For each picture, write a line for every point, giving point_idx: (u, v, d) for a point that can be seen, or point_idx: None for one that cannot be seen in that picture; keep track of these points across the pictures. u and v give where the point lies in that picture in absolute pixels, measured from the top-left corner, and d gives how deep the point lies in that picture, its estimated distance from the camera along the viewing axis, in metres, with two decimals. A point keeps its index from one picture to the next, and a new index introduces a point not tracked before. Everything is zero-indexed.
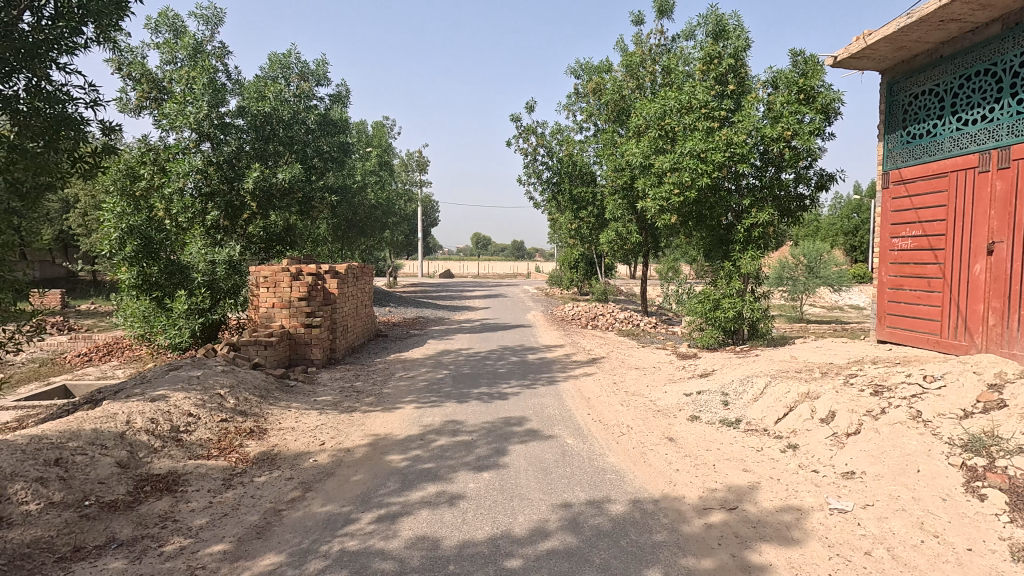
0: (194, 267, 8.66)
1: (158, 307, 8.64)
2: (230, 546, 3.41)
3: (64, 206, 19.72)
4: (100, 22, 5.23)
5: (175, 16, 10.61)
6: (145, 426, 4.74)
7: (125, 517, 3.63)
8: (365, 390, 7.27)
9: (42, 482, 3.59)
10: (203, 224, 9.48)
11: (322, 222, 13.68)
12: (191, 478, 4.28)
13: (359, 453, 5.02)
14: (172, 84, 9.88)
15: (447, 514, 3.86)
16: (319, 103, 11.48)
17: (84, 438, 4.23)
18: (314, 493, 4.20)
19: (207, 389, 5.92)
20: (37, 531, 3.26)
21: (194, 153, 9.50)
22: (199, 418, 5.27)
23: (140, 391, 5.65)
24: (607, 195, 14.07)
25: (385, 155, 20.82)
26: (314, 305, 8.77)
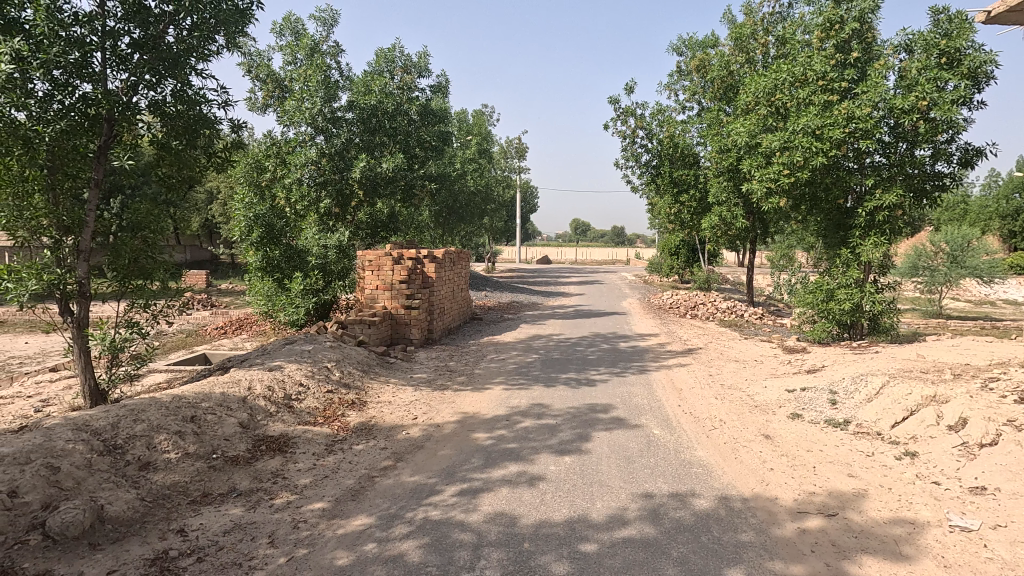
0: (309, 251, 9.54)
1: (279, 288, 9.59)
2: (328, 505, 3.76)
3: (208, 197, 22.31)
4: (228, 29, 5.79)
5: (297, 19, 11.53)
6: (263, 392, 5.31)
7: (245, 471, 4.12)
8: (457, 370, 7.57)
9: (180, 435, 4.17)
10: (318, 211, 10.32)
11: (423, 209, 14.32)
12: (300, 441, 4.74)
13: (447, 428, 5.27)
14: (292, 83, 10.78)
15: (526, 494, 3.95)
16: (421, 94, 11.95)
17: (214, 400, 4.84)
18: (404, 463, 4.48)
19: (316, 361, 6.49)
20: (175, 476, 3.81)
21: (310, 145, 10.32)
22: (309, 388, 5.81)
23: (261, 361, 6.35)
24: (710, 178, 13.32)
25: (484, 142, 21.23)
26: (413, 288, 9.19)
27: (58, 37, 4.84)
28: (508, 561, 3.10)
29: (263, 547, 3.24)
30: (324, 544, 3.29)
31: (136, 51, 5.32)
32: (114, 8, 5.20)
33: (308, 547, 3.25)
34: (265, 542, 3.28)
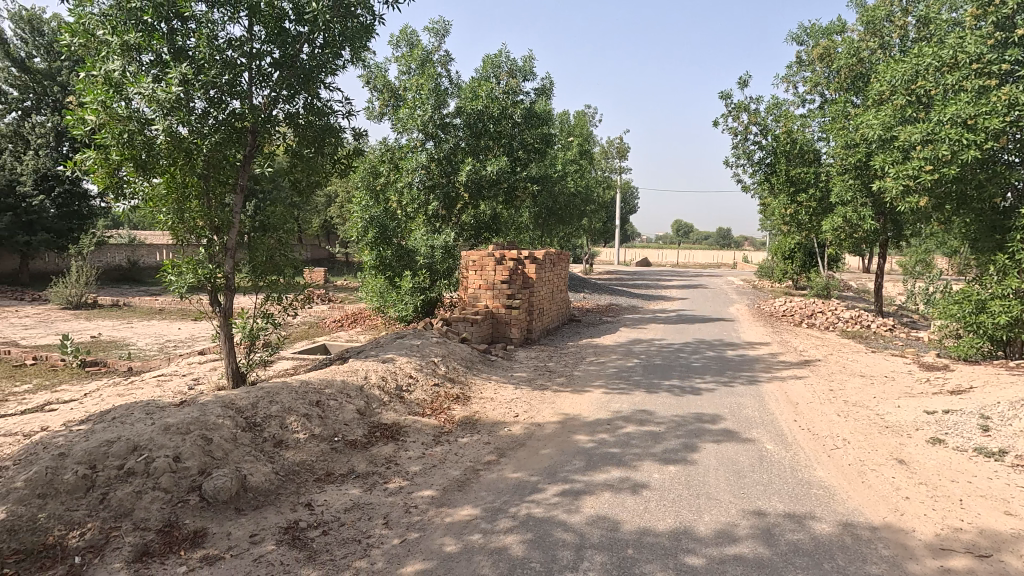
0: (418, 251, 10.08)
1: (390, 285, 10.21)
2: (437, 493, 3.95)
3: (327, 200, 24.21)
4: (353, 45, 6.26)
5: (411, 32, 12.19)
6: (377, 382, 5.69)
7: (362, 455, 4.44)
8: (557, 371, 7.61)
9: (308, 417, 4.58)
10: (426, 213, 10.85)
11: (524, 211, 14.53)
12: (410, 431, 5.01)
13: (548, 428, 5.32)
14: (405, 92, 11.42)
15: (630, 500, 3.88)
16: (525, 97, 12.15)
17: (336, 387, 5.27)
18: (506, 459, 4.59)
19: (425, 356, 6.83)
20: (303, 455, 4.20)
21: (420, 150, 10.86)
22: (417, 380, 6.13)
23: (375, 353, 6.80)
24: (833, 175, 12.25)
25: (585, 143, 21.08)
26: (514, 288, 9.37)
27: (215, 61, 5.49)
28: (611, 566, 3.07)
29: (379, 527, 3.47)
30: (433, 529, 3.47)
31: (276, 70, 5.91)
32: (260, 32, 5.80)
33: (419, 532, 3.44)
34: (380, 522, 3.52)
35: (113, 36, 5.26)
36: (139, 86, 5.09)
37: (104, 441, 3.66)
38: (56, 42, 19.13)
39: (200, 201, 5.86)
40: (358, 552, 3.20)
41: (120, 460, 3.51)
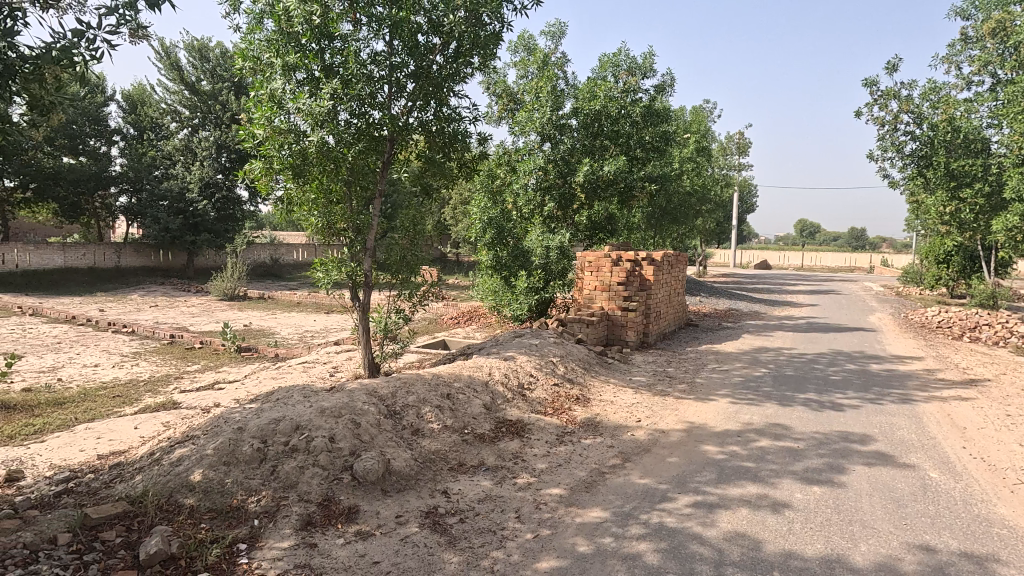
0: (533, 252, 10.20)
1: (506, 285, 10.45)
2: (565, 492, 3.98)
3: (443, 202, 25.35)
4: (482, 53, 6.50)
5: (530, 36, 12.39)
6: (501, 378, 5.86)
7: (491, 449, 4.60)
8: (677, 377, 7.34)
9: (440, 409, 4.83)
10: (541, 214, 10.97)
11: (639, 211, 14.18)
12: (534, 428, 5.11)
13: (674, 436, 5.15)
14: (523, 95, 11.64)
15: (770, 518, 3.65)
16: (644, 95, 11.85)
17: (463, 381, 5.50)
18: (632, 464, 4.51)
19: (544, 355, 6.90)
20: (437, 444, 4.43)
21: (537, 152, 10.99)
22: (538, 379, 6.22)
23: (496, 350, 7.00)
24: (1008, 167, 10.61)
25: (703, 139, 20.13)
26: (631, 290, 9.20)
27: (361, 75, 5.93)
28: None
29: (511, 520, 3.57)
30: (565, 528, 3.50)
31: (412, 80, 6.27)
32: (399, 46, 6.18)
33: (551, 529, 3.49)
34: (513, 516, 3.62)
35: (277, 58, 5.86)
36: (298, 103, 5.66)
37: (272, 419, 4.11)
38: (219, 67, 21.86)
39: (341, 208, 6.28)
40: (494, 542, 3.31)
41: (285, 437, 3.93)
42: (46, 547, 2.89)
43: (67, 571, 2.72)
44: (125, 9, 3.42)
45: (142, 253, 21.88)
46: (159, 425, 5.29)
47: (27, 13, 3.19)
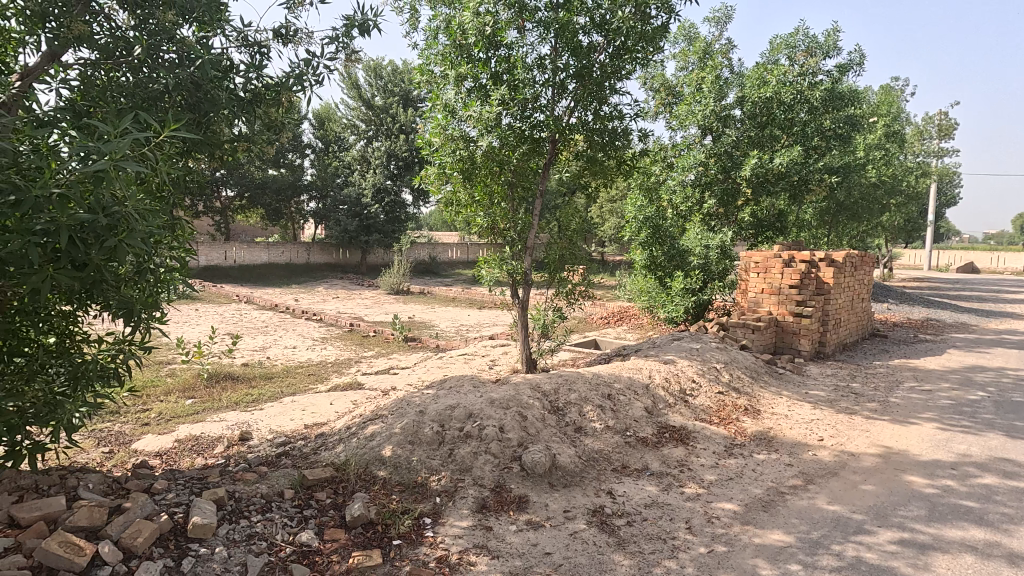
0: (691, 252, 9.80)
1: (660, 285, 10.11)
2: (739, 509, 3.72)
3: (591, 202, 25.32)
4: (646, 47, 6.33)
5: (691, 25, 11.84)
6: (661, 382, 5.67)
7: (654, 454, 4.47)
8: (865, 394, 6.48)
9: (602, 409, 4.81)
10: (701, 212, 10.36)
11: (813, 206, 12.79)
12: (699, 437, 4.86)
13: (866, 461, 4.54)
14: (683, 88, 11.16)
15: (1006, 572, 3.04)
16: (824, 77, 10.72)
17: (624, 383, 5.41)
18: (817, 487, 4.07)
19: (706, 360, 6.52)
20: (600, 444, 4.41)
21: (697, 146, 10.39)
22: (701, 386, 5.90)
23: (654, 353, 6.78)
24: None
25: (893, 122, 17.56)
26: (805, 294, 8.32)
27: (527, 80, 6.04)
28: None
29: (682, 530, 3.43)
30: (743, 547, 3.26)
31: (575, 81, 6.29)
32: (563, 48, 6.22)
33: (727, 546, 3.28)
34: (684, 526, 3.47)
35: (451, 70, 6.23)
36: (470, 110, 5.98)
37: (448, 405, 4.43)
38: (390, 82, 24.12)
39: (501, 208, 6.47)
40: (665, 551, 3.21)
41: (460, 423, 4.21)
42: (276, 499, 3.33)
43: (293, 522, 3.11)
44: (344, 36, 3.93)
45: (326, 251, 25.06)
46: (348, 402, 6.00)
47: (271, 48, 3.79)
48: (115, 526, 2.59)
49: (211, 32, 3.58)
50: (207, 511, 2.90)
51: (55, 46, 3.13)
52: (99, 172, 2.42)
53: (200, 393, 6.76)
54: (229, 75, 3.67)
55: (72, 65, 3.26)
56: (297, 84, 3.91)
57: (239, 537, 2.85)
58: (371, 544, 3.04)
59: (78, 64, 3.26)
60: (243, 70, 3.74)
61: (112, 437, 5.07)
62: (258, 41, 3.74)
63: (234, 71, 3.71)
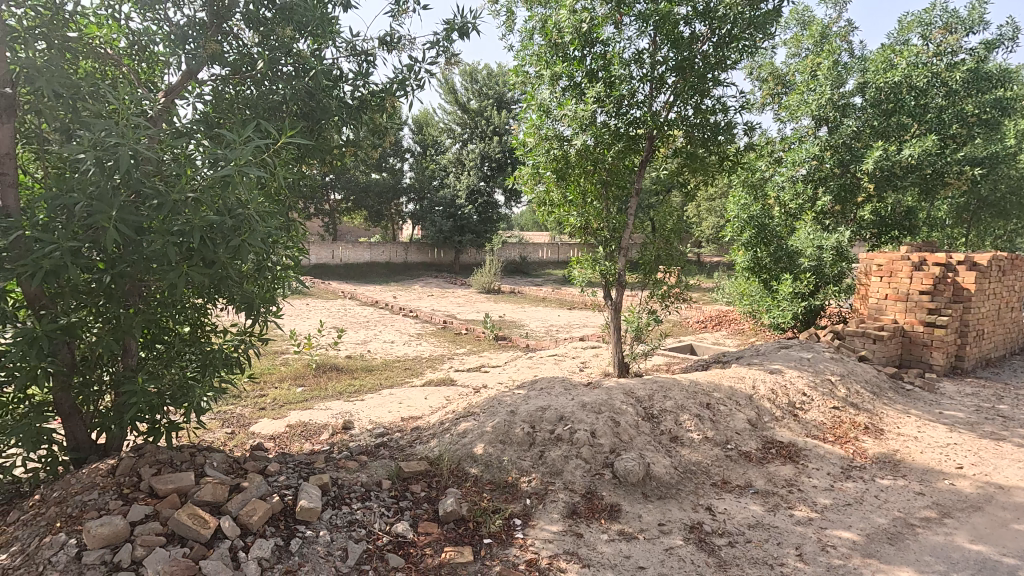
0: (802, 252, 8.93)
1: (765, 289, 9.48)
2: (860, 539, 3.34)
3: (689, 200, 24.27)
4: (756, 34, 5.91)
5: (805, 8, 10.99)
6: (767, 394, 5.26)
7: (759, 470, 4.16)
8: (1016, 418, 5.62)
9: (700, 418, 4.56)
10: (814, 210, 9.47)
11: (949, 202, 11.35)
12: (811, 455, 4.45)
13: (1019, 496, 3.92)
14: (795, 76, 10.35)
15: None
16: (966, 57, 9.48)
17: (724, 392, 5.09)
18: (955, 522, 3.57)
19: (819, 372, 5.98)
20: (699, 456, 4.17)
21: (810, 138, 9.58)
22: (813, 399, 5.41)
23: (759, 361, 6.33)
24: None
25: None
26: (939, 301, 7.40)
27: (623, 76, 5.82)
28: None
29: (792, 557, 3.14)
30: None
31: (675, 74, 5.94)
32: (662, 41, 5.94)
33: None
34: (794, 553, 3.18)
35: (546, 69, 6.18)
36: (565, 109, 5.91)
37: (539, 406, 4.40)
38: (485, 86, 24.55)
39: (595, 206, 6.24)
40: None
41: (551, 425, 4.16)
42: (375, 488, 3.46)
43: (390, 512, 3.22)
44: (444, 40, 4.02)
45: (423, 251, 26.11)
46: (442, 398, 6.17)
47: (377, 56, 3.96)
48: (234, 503, 2.82)
49: (323, 45, 3.80)
50: (313, 495, 3.07)
51: (193, 65, 3.46)
52: (226, 177, 2.66)
53: (308, 382, 7.28)
54: (338, 83, 3.88)
55: (207, 82, 3.60)
56: (400, 90, 4.05)
57: (341, 523, 3.00)
58: (463, 541, 3.07)
59: (212, 80, 3.59)
60: (351, 78, 3.95)
61: (234, 419, 5.58)
62: (366, 50, 3.92)
63: (344, 80, 3.92)
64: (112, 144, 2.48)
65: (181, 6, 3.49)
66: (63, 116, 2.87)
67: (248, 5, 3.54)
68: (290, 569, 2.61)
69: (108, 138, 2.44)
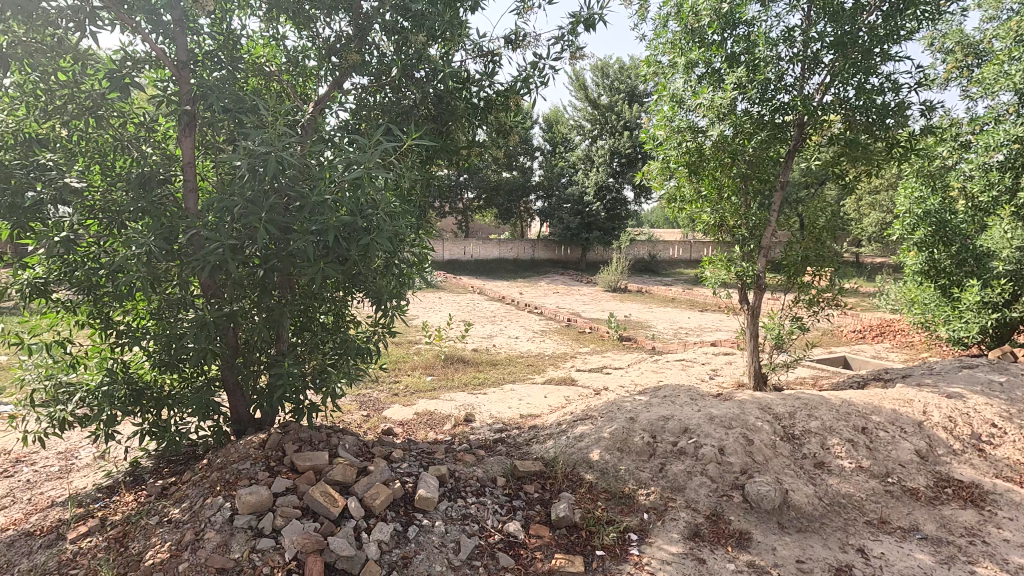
0: (996, 254, 7.41)
1: (944, 296, 8.10)
2: None
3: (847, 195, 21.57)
4: None
5: None
6: (942, 423, 4.44)
7: (928, 512, 3.52)
8: None
9: (853, 444, 3.98)
10: (1012, 203, 7.42)
11: None
12: (1001, 501, 3.66)
13: None
14: (993, 43, 8.65)
15: None
16: None
17: (885, 416, 4.39)
18: None
19: (1015, 400, 4.92)
20: (850, 488, 3.63)
21: (1011, 117, 7.94)
22: (1006, 433, 4.46)
23: (932, 381, 5.39)
24: None
25: None
26: None
27: (770, 58, 5.23)
28: None
29: None
30: None
31: (833, 51, 5.13)
32: (818, 15, 5.23)
33: None
34: None
35: (680, 57, 5.80)
36: (700, 98, 5.43)
37: (661, 415, 4.16)
38: (617, 80, 23.94)
39: (732, 202, 5.80)
40: None
41: (674, 437, 3.90)
42: (490, 484, 3.49)
43: (503, 510, 3.22)
44: (570, 34, 3.92)
45: (550, 248, 26.32)
46: (561, 397, 6.12)
47: (502, 56, 3.98)
48: (361, 485, 3.01)
49: (452, 48, 3.91)
50: (430, 485, 3.17)
51: (338, 76, 3.74)
52: (358, 180, 2.82)
53: (436, 372, 7.66)
54: (467, 85, 3.97)
55: (351, 91, 3.87)
56: (524, 87, 4.03)
57: (455, 516, 3.06)
58: (574, 550, 2.97)
59: (355, 89, 3.86)
60: (478, 80, 4.01)
61: (370, 403, 6.02)
62: (492, 50, 3.96)
63: (471, 81, 3.99)
64: (263, 151, 2.75)
65: (330, 22, 3.75)
66: (229, 127, 3.25)
67: (386, 16, 3.70)
68: (407, 555, 2.72)
69: (260, 147, 2.71)
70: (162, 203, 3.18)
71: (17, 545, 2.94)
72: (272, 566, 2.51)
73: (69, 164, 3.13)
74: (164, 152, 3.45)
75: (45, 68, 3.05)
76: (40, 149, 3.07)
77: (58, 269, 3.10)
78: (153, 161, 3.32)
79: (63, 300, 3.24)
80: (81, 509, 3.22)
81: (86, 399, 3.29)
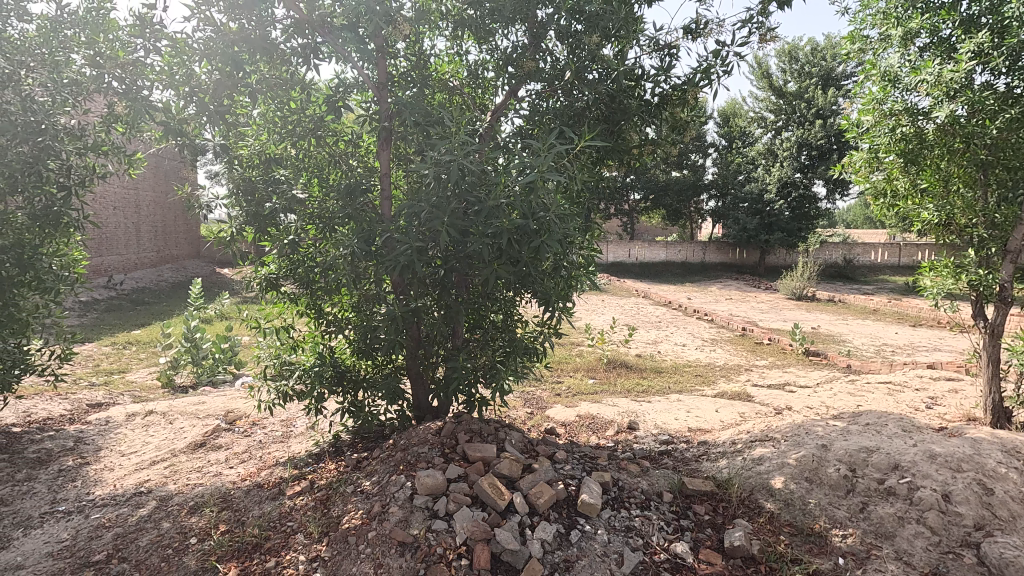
0: None
1: None
2: None
3: None
4: None
5: None
6: None
7: None
8: None
9: None
10: None
11: None
12: None
13: None
14: None
15: None
16: None
17: None
18: None
19: None
20: None
21: None
22: None
23: None
24: None
25: None
26: None
27: None
28: None
29: None
30: None
31: None
32: None
33: None
34: None
35: (894, 28, 4.94)
36: (921, 73, 4.55)
37: (863, 446, 3.59)
38: (808, 63, 21.42)
39: (966, 195, 4.60)
40: None
41: (881, 473, 3.33)
42: (655, 498, 3.32)
43: (670, 528, 3.04)
44: (760, 15, 3.56)
45: (723, 251, 24.57)
46: (736, 413, 5.62)
47: (680, 48, 3.77)
48: (526, 482, 3.08)
49: (627, 46, 3.82)
50: (593, 491, 3.13)
51: (514, 85, 3.89)
52: (532, 183, 2.90)
53: (598, 376, 7.61)
54: (640, 83, 3.86)
55: (525, 98, 3.99)
56: (704, 79, 3.77)
57: (618, 526, 2.98)
58: None
59: (529, 96, 3.96)
60: (654, 76, 3.86)
61: (534, 401, 6.18)
62: (669, 43, 3.78)
63: (645, 77, 3.86)
64: (448, 160, 2.97)
65: (508, 33, 3.89)
66: (418, 139, 3.58)
67: (560, 21, 3.73)
68: (569, 559, 2.71)
69: (444, 155, 2.92)
70: (364, 209, 3.62)
71: (252, 494, 3.57)
72: (444, 547, 2.69)
73: (296, 178, 3.72)
74: (367, 164, 3.90)
75: (281, 99, 3.67)
76: (276, 166, 3.67)
77: (286, 267, 3.70)
78: (357, 173, 3.77)
79: (288, 293, 3.84)
80: (296, 471, 3.80)
81: (303, 376, 3.84)
